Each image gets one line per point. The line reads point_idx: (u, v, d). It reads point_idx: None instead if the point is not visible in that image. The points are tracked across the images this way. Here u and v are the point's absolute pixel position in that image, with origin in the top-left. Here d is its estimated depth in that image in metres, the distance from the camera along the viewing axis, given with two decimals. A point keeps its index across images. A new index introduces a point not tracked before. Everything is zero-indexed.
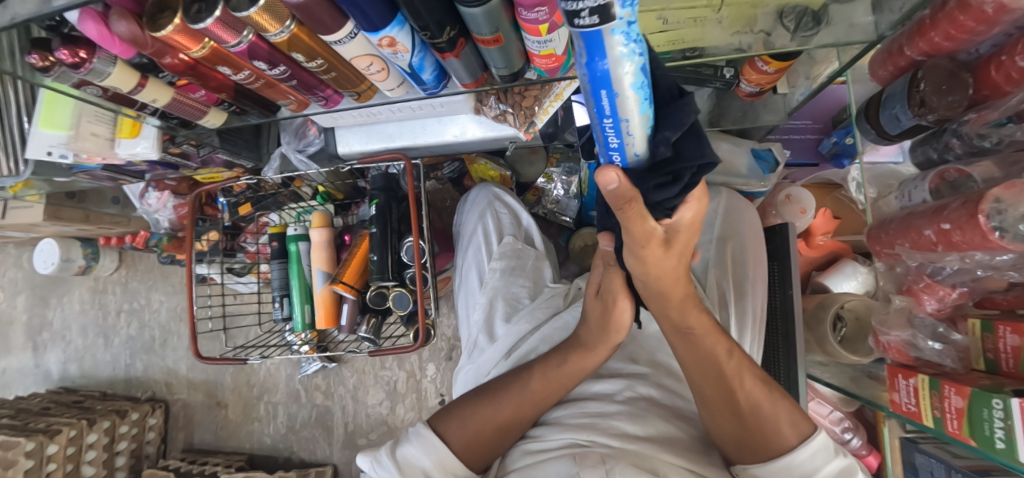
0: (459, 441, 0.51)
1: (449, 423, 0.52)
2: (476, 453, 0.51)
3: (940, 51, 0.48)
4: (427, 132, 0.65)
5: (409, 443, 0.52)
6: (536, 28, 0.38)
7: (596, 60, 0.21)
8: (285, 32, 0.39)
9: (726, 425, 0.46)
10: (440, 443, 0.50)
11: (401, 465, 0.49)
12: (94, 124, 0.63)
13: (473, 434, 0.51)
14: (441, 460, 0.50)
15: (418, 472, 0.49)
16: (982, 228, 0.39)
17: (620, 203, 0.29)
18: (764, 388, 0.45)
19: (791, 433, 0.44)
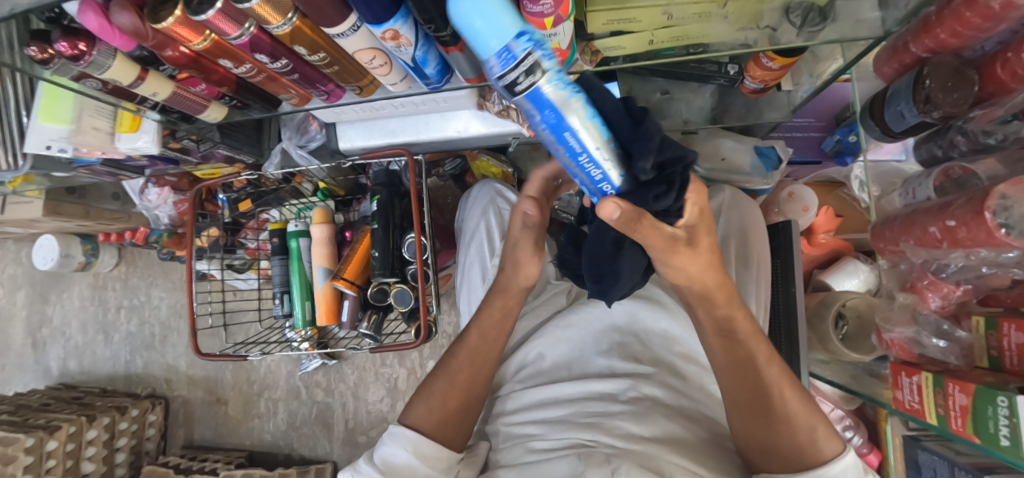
0: (428, 422, 0.51)
1: (416, 411, 0.52)
2: (449, 434, 0.51)
3: (946, 47, 0.47)
4: (430, 128, 0.64)
5: (384, 445, 0.51)
6: (541, 22, 0.38)
7: (549, 111, 0.29)
8: (287, 24, 0.39)
9: (753, 430, 0.46)
10: (411, 436, 0.49)
11: (383, 469, 0.48)
12: (94, 118, 0.62)
13: (439, 410, 0.51)
14: (418, 450, 0.49)
15: (401, 467, 0.48)
16: (988, 225, 0.39)
17: (632, 225, 0.33)
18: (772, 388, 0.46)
19: (824, 445, 0.44)
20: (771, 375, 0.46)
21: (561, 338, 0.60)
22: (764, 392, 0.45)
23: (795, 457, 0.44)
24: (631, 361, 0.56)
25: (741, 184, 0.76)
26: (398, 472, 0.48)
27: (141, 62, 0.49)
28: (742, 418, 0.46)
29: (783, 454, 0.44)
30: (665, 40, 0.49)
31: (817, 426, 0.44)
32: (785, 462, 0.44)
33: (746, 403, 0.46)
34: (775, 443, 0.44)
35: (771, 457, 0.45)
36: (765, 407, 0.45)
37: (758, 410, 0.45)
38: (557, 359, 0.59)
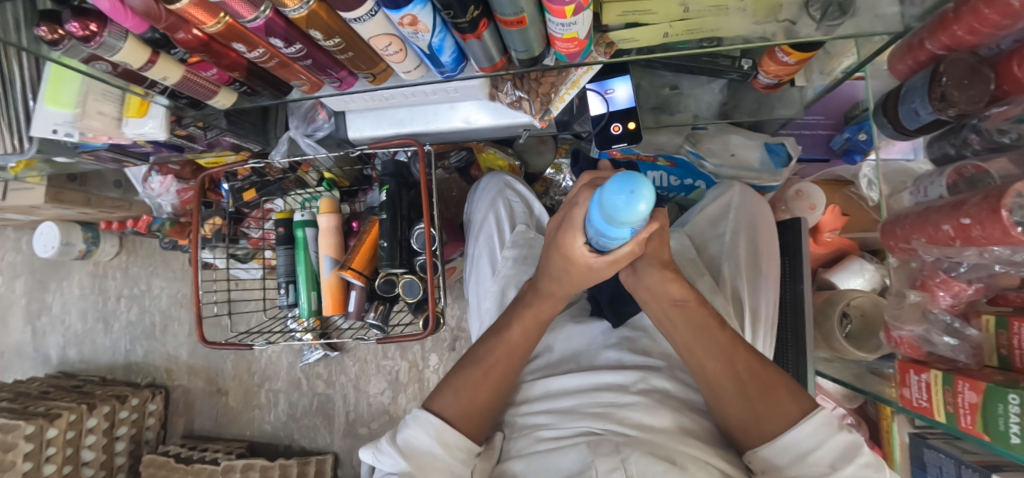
0: (455, 411, 0.50)
1: (443, 398, 0.51)
2: (474, 425, 0.51)
3: (963, 45, 0.47)
4: (439, 118, 0.64)
5: (407, 427, 0.50)
6: (561, 10, 0.38)
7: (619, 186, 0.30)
8: (303, 8, 0.38)
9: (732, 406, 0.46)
10: (436, 422, 0.49)
11: (405, 451, 0.47)
12: (101, 102, 0.61)
13: (468, 401, 0.51)
14: (442, 437, 0.48)
15: (424, 452, 0.47)
16: (1003, 222, 0.39)
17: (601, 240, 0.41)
18: (762, 369, 0.47)
19: (793, 405, 0.44)
20: (724, 339, 0.47)
21: (572, 333, 0.61)
22: (726, 355, 0.47)
23: (772, 420, 0.44)
24: (640, 355, 0.56)
25: (750, 181, 0.76)
26: (420, 455, 0.47)
27: (152, 45, 0.49)
28: (716, 391, 0.47)
29: (763, 422, 0.44)
30: (680, 34, 0.48)
31: (778, 388, 0.45)
32: (767, 427, 0.44)
33: (715, 375, 0.47)
34: (751, 408, 0.45)
35: (752, 427, 0.45)
36: (738, 379, 0.46)
37: (727, 378, 0.47)
38: (566, 352, 0.60)
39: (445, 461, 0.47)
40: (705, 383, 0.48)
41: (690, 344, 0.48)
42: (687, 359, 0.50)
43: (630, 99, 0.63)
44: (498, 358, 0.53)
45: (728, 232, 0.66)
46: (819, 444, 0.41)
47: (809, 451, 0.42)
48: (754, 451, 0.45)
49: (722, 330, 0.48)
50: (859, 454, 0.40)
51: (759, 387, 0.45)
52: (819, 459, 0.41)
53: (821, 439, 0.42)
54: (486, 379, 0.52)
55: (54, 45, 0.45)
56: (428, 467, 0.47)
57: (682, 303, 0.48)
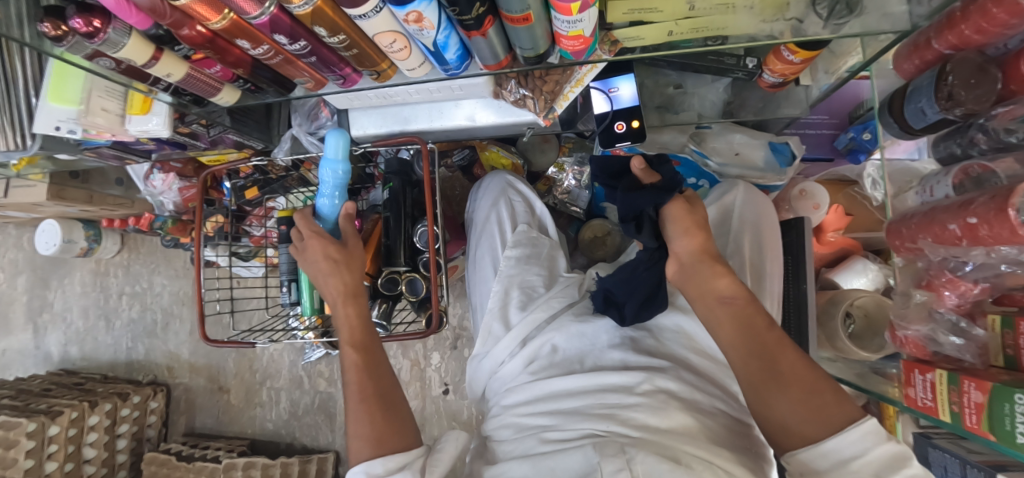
0: (366, 445, 0.49)
1: (350, 450, 0.50)
2: (393, 440, 0.49)
3: (970, 44, 0.47)
4: (442, 116, 0.63)
5: None
6: (568, 7, 0.37)
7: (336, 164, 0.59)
8: (308, 4, 0.38)
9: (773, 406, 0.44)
10: (360, 470, 0.47)
11: None
12: (105, 99, 0.61)
13: (370, 425, 0.50)
14: (369, 472, 0.46)
15: None
16: (1011, 222, 0.39)
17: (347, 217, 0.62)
18: (807, 367, 0.45)
19: (840, 410, 0.42)
20: (772, 340, 0.46)
21: (575, 333, 0.60)
22: (767, 354, 0.46)
23: (813, 423, 0.42)
24: (645, 355, 0.55)
25: (754, 180, 0.75)
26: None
27: (155, 41, 0.48)
28: (757, 393, 0.45)
29: (806, 423, 0.42)
30: (685, 32, 0.48)
31: (824, 392, 0.43)
32: (810, 431, 0.42)
33: (759, 378, 0.45)
34: (794, 411, 0.43)
35: (791, 428, 0.43)
36: (776, 377, 0.44)
37: (770, 380, 0.44)
38: (570, 352, 0.59)
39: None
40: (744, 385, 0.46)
41: (729, 339, 0.48)
42: (732, 359, 0.48)
43: (635, 97, 0.63)
44: (361, 374, 0.53)
45: (733, 232, 0.66)
46: (866, 452, 0.39)
47: (852, 458, 0.40)
48: (791, 453, 0.43)
49: (769, 330, 0.47)
50: (906, 464, 0.39)
51: (796, 385, 0.43)
52: (863, 466, 0.39)
53: (866, 447, 0.40)
54: (369, 400, 0.51)
55: (58, 41, 0.45)
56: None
57: (729, 300, 0.49)
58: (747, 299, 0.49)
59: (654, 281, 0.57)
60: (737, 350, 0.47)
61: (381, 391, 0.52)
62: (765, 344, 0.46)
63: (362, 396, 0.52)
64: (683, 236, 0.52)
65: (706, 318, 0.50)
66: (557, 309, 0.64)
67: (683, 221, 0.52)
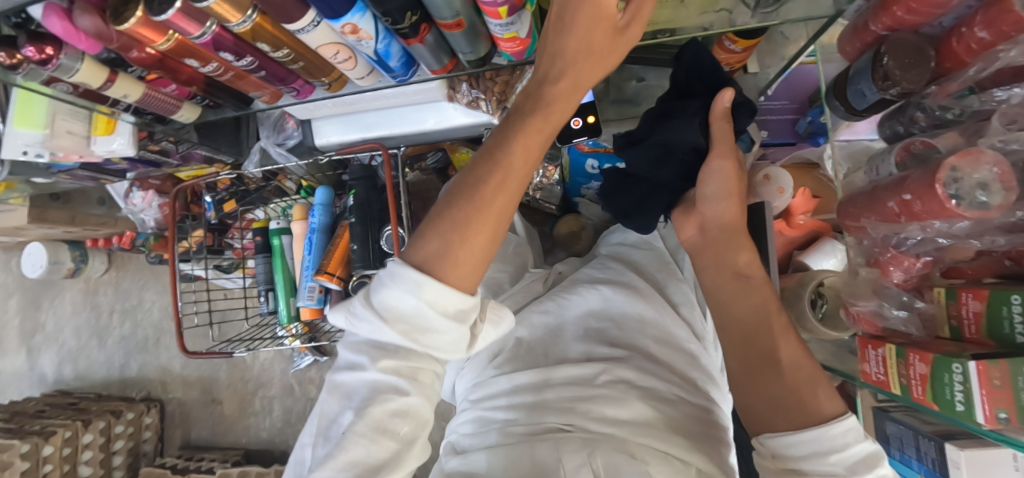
0: (446, 270, 0.38)
1: (424, 243, 0.39)
2: (468, 274, 0.38)
3: (904, 25, 0.48)
4: (403, 121, 0.65)
5: (383, 285, 0.39)
6: (496, 11, 0.39)
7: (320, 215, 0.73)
8: (247, 21, 0.40)
9: (759, 391, 0.44)
10: (416, 277, 0.37)
11: (385, 314, 0.38)
12: (68, 121, 0.62)
13: (459, 250, 0.37)
14: (427, 294, 0.37)
15: (408, 313, 0.38)
16: (939, 196, 0.40)
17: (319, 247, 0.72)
18: (807, 358, 0.44)
19: (828, 404, 0.41)
20: (778, 326, 0.45)
21: (538, 325, 0.61)
22: (768, 341, 0.45)
23: (795, 412, 0.42)
24: (606, 345, 0.57)
25: None
26: (399, 314, 0.38)
27: (110, 64, 0.50)
28: (748, 372, 0.45)
29: (787, 409, 0.42)
30: None
31: (819, 385, 0.42)
32: (790, 417, 0.42)
33: (754, 360, 0.45)
34: (780, 396, 0.42)
35: (772, 412, 0.43)
36: (770, 363, 0.44)
37: (761, 362, 0.45)
38: (534, 345, 0.60)
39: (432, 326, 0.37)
40: (736, 364, 0.47)
41: (728, 316, 0.49)
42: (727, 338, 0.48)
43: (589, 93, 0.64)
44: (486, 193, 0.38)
45: None
46: (847, 446, 0.39)
47: (829, 451, 0.39)
48: (767, 433, 0.43)
49: (779, 315, 0.46)
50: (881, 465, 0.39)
51: (788, 372, 0.43)
52: (840, 460, 0.38)
53: (846, 442, 0.39)
54: (467, 223, 0.37)
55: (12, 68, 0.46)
56: (419, 333, 0.38)
57: (746, 276, 0.48)
58: (765, 280, 0.48)
59: (634, 198, 0.56)
60: (734, 327, 0.47)
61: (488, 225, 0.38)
62: (760, 329, 0.46)
63: (465, 211, 0.38)
64: (725, 198, 0.49)
65: (713, 289, 0.50)
66: (520, 304, 0.66)
67: (731, 186, 0.48)
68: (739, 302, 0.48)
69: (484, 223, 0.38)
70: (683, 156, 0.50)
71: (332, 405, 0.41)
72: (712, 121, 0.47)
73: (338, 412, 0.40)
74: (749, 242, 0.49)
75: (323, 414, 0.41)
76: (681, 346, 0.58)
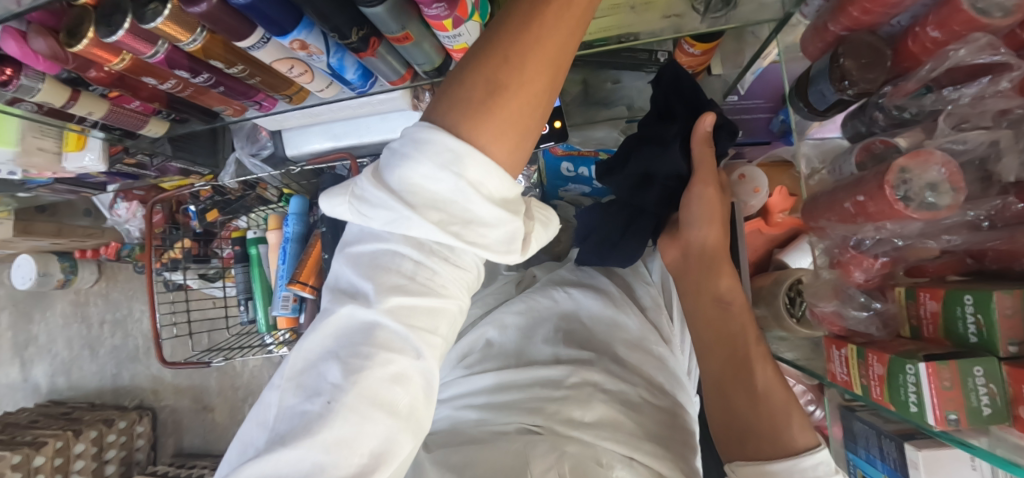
0: (491, 135, 0.30)
1: (454, 109, 0.31)
2: (515, 146, 0.31)
3: (861, 25, 0.48)
4: (371, 130, 0.65)
5: (410, 159, 0.31)
6: (441, 24, 0.39)
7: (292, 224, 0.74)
8: (197, 40, 0.40)
9: (735, 418, 0.44)
10: (454, 147, 0.30)
11: (412, 194, 0.31)
12: (39, 138, 0.63)
13: (507, 115, 0.30)
14: (471, 170, 0.30)
15: (441, 196, 0.31)
16: (889, 198, 0.40)
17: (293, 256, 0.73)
18: (783, 388, 0.43)
19: (803, 436, 0.41)
20: (755, 354, 0.45)
21: (509, 327, 0.61)
22: (744, 368, 0.44)
23: (771, 443, 0.41)
24: (575, 347, 0.57)
25: None
26: (426, 197, 0.31)
27: (70, 84, 0.50)
28: (727, 400, 0.45)
29: (761, 439, 0.42)
30: (594, 32, 0.49)
31: (793, 415, 0.42)
32: (761, 448, 0.41)
33: (731, 386, 0.45)
34: (754, 426, 0.42)
35: (745, 440, 0.43)
36: (745, 391, 0.44)
37: (738, 392, 0.44)
38: (505, 345, 0.60)
39: (469, 209, 0.31)
40: (716, 388, 0.46)
41: (707, 341, 0.48)
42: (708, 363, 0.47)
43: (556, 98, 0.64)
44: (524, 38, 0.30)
45: None
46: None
47: None
48: (739, 461, 0.43)
49: (757, 344, 0.45)
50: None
51: (761, 403, 0.42)
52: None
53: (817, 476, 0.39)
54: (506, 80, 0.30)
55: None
56: (449, 225, 0.31)
57: (727, 301, 0.47)
58: (744, 306, 0.47)
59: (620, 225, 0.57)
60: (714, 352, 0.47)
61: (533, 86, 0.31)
62: (740, 357, 0.45)
63: (502, 65, 0.30)
64: (705, 225, 0.48)
65: (694, 312, 0.50)
66: (492, 305, 0.67)
67: (712, 209, 0.48)
68: (720, 326, 0.47)
69: (530, 83, 0.31)
70: (665, 181, 0.52)
71: (318, 345, 0.34)
72: (693, 146, 0.48)
73: (323, 357, 0.33)
74: (730, 267, 0.47)
75: (303, 354, 0.34)
76: (649, 349, 0.58)
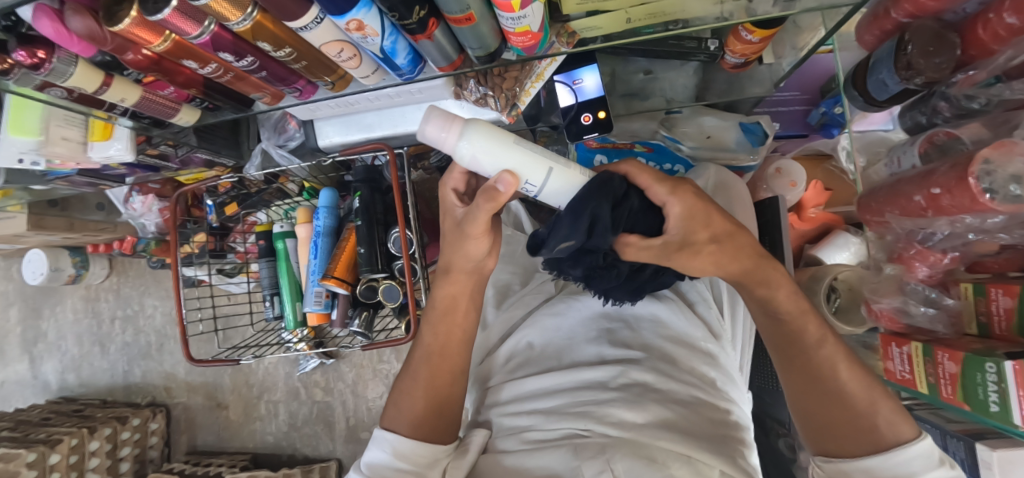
0: (406, 426, 0.51)
1: (393, 417, 0.52)
2: (427, 430, 0.51)
3: (926, 12, 0.46)
4: (407, 120, 0.63)
5: (370, 450, 0.52)
6: (508, 4, 0.36)
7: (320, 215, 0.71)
8: (247, 20, 0.38)
9: (817, 412, 0.43)
10: (389, 437, 0.50)
11: (368, 472, 0.49)
12: (64, 127, 0.61)
13: (413, 413, 0.51)
14: (398, 450, 0.49)
15: (384, 469, 0.49)
16: (972, 191, 0.38)
17: (327, 248, 0.71)
18: (862, 374, 0.42)
19: (893, 429, 0.40)
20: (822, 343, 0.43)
21: (549, 327, 0.60)
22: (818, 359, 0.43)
23: (857, 439, 0.40)
24: (621, 347, 0.55)
25: (727, 162, 0.73)
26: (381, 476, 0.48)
27: (103, 67, 0.48)
28: (808, 402, 0.43)
29: (848, 437, 0.41)
30: (642, 19, 0.46)
31: (880, 407, 0.40)
32: (846, 445, 0.41)
33: (810, 388, 0.43)
34: (836, 424, 0.41)
35: (829, 440, 0.42)
36: (825, 386, 0.42)
37: (812, 396, 0.43)
38: (548, 348, 0.59)
39: (405, 472, 0.48)
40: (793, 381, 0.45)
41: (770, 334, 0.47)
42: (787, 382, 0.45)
43: (600, 88, 0.62)
44: (434, 328, 0.53)
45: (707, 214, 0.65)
46: (915, 474, 0.37)
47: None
48: (825, 457, 0.42)
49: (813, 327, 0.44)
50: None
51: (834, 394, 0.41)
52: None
53: (913, 471, 0.37)
54: (434, 358, 0.52)
55: (36, 68, 0.44)
56: None
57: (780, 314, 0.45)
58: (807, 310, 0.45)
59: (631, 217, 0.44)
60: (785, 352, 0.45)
61: (448, 361, 0.53)
62: (801, 342, 0.44)
63: (423, 367, 0.53)
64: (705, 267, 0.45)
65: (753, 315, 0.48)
66: (532, 306, 0.66)
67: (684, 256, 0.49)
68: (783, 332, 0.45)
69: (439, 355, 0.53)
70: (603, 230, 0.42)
71: None
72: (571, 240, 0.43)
73: None
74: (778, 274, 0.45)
75: None
76: (696, 345, 0.56)
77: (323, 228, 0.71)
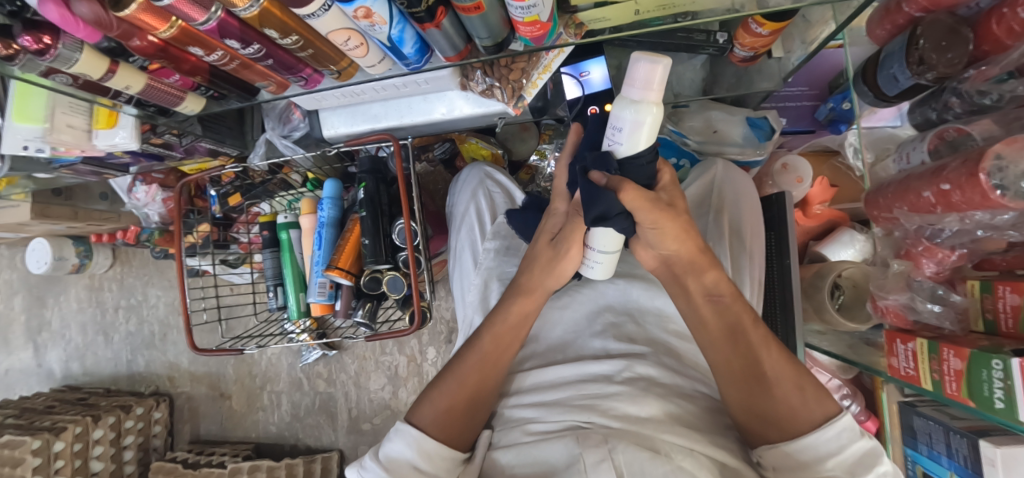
0: (435, 426, 0.50)
1: (423, 411, 0.52)
2: (455, 435, 0.51)
3: (941, 5, 0.45)
4: (413, 111, 0.63)
5: (389, 441, 0.51)
6: None
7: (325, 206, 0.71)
8: (254, 6, 0.37)
9: (751, 401, 0.45)
10: (415, 433, 0.49)
11: (385, 464, 0.49)
12: (69, 115, 0.61)
13: (447, 414, 0.51)
14: (421, 448, 0.49)
15: (403, 465, 0.48)
16: (982, 186, 0.38)
17: (327, 239, 0.72)
18: (791, 366, 0.46)
19: (816, 408, 0.43)
20: (755, 336, 0.46)
21: (555, 320, 0.60)
22: (751, 353, 0.46)
23: (793, 423, 0.43)
24: (626, 342, 0.55)
25: (734, 156, 0.73)
26: (400, 471, 0.48)
27: (109, 54, 0.48)
28: (745, 397, 0.45)
29: (784, 423, 0.43)
30: (651, 10, 0.46)
31: (806, 388, 0.44)
32: (785, 431, 0.43)
33: (743, 378, 0.46)
34: (772, 412, 0.44)
35: (767, 428, 0.44)
36: (756, 373, 0.45)
37: (750, 389, 0.45)
38: (552, 341, 0.60)
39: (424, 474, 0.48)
40: (726, 378, 0.47)
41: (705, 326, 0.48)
42: (721, 379, 0.47)
43: (606, 80, 0.62)
44: None
45: (711, 216, 0.64)
46: (842, 448, 0.41)
47: (827, 456, 0.41)
48: (764, 446, 0.44)
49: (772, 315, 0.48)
50: (877, 462, 0.41)
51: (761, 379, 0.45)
52: (837, 464, 0.41)
53: (841, 444, 0.41)
54: (487, 364, 0.53)
55: (40, 54, 0.44)
56: None
57: (717, 296, 0.48)
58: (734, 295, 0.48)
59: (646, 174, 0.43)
60: (717, 346, 0.48)
61: (495, 371, 0.53)
62: (735, 325, 0.47)
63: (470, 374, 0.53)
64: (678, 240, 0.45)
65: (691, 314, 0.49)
66: None
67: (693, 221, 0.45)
68: (730, 330, 0.47)
69: (485, 365, 0.53)
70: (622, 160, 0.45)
71: None
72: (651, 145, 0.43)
73: None
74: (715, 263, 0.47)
75: None
76: None
77: (326, 218, 0.71)
